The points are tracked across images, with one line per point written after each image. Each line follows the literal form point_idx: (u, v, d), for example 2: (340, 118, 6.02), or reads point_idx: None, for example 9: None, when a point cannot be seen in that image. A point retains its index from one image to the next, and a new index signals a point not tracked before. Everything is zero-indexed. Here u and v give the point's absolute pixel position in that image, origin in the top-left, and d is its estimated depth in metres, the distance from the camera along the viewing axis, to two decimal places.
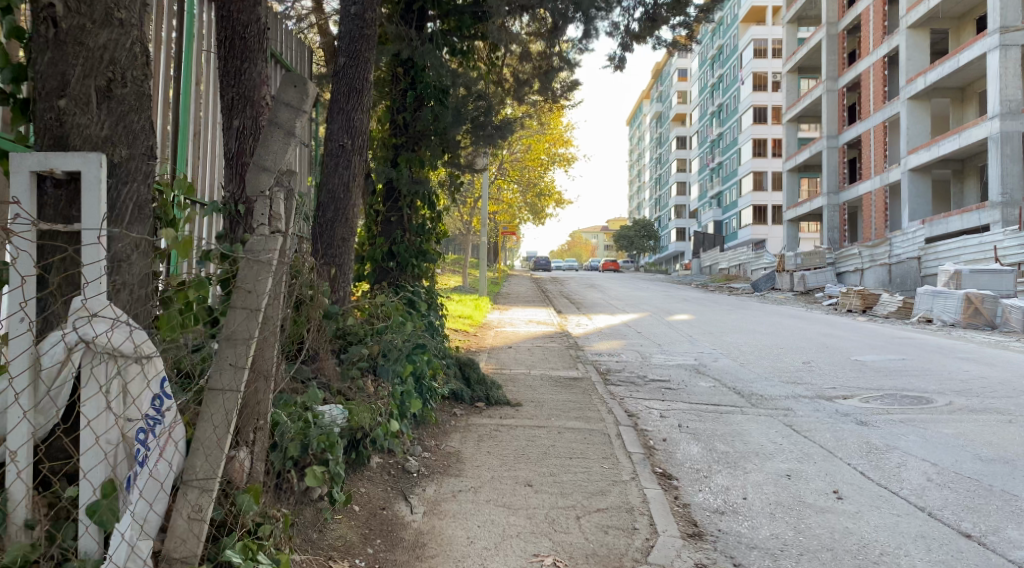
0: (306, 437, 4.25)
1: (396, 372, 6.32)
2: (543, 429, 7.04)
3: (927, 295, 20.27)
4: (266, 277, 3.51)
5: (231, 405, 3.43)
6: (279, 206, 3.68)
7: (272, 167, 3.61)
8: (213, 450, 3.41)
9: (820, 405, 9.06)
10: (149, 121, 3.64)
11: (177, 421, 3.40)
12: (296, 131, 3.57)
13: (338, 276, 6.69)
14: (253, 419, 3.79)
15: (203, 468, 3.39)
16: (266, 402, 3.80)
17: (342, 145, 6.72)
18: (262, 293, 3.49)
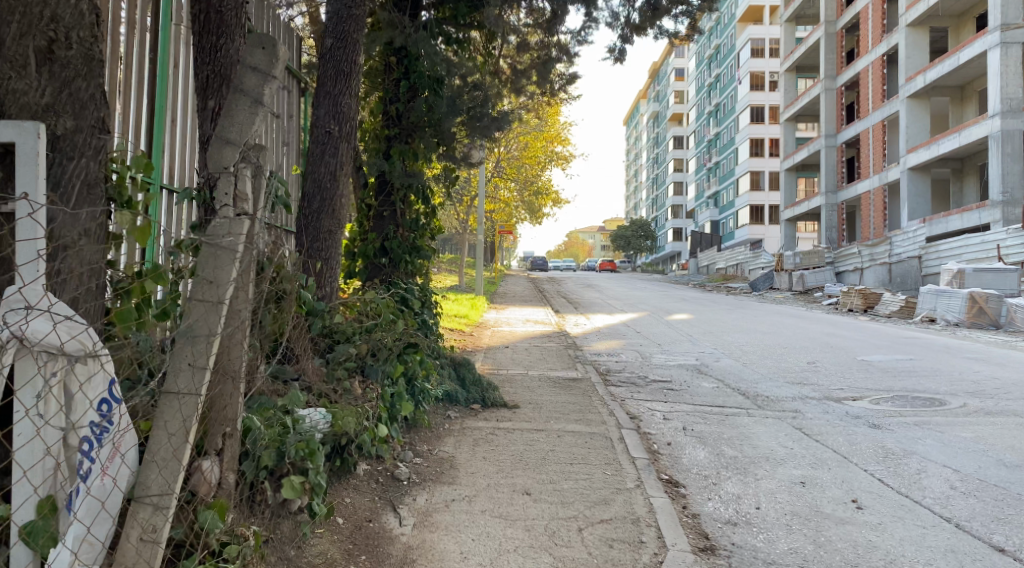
0: (283, 444, 3.91)
1: (384, 374, 5.97)
2: (542, 432, 6.67)
3: (931, 294, 19.91)
4: (229, 265, 3.27)
5: (189, 410, 3.18)
6: (245, 184, 3.37)
7: (237, 139, 3.32)
8: (170, 463, 3.15)
9: (829, 407, 8.70)
10: (98, 89, 3.62)
11: (127, 427, 3.15)
12: (264, 98, 3.31)
13: (327, 273, 6.32)
14: (221, 423, 3.44)
15: (157, 483, 3.14)
16: (234, 405, 3.44)
17: (329, 131, 6.34)
18: (223, 285, 3.25)
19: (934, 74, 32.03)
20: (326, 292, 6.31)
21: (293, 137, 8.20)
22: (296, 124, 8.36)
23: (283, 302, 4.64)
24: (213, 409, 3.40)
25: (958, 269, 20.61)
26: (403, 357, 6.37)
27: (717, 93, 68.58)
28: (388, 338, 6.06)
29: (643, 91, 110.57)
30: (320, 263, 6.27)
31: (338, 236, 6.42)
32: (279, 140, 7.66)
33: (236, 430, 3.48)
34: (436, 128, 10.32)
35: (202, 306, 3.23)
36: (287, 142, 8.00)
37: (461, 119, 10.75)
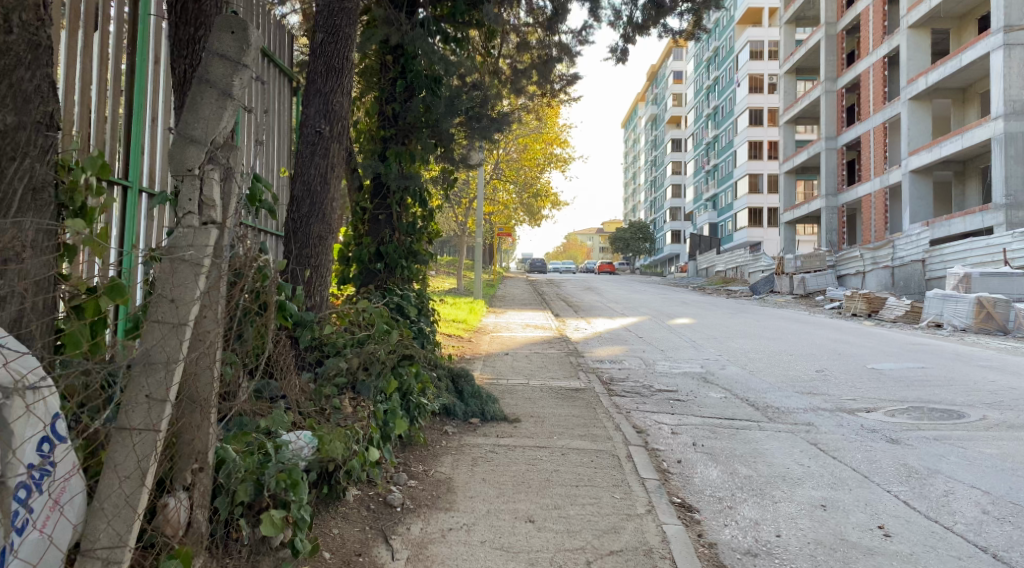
0: (261, 476, 3.60)
1: (377, 390, 5.58)
2: (545, 450, 6.30)
3: (937, 298, 19.53)
4: (192, 281, 3.12)
5: (147, 450, 3.03)
6: (213, 190, 3.25)
7: (203, 139, 3.21)
8: (123, 511, 2.99)
9: (843, 419, 8.33)
10: (45, 81, 3.56)
11: (72, 468, 2.94)
12: (232, 90, 3.19)
13: (316, 282, 5.95)
14: (191, 459, 3.27)
15: (108, 535, 2.98)
16: (205, 437, 3.28)
17: (319, 132, 5.99)
18: (187, 304, 3.09)
19: (936, 76, 31.70)
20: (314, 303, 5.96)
21: (277, 132, 7.84)
22: (282, 125, 8.04)
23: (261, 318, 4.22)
24: (180, 441, 3.24)
25: (964, 273, 20.24)
26: (398, 371, 6.08)
27: (715, 96, 68.19)
28: (381, 351, 5.66)
29: (641, 93, 110.04)
30: (311, 272, 5.93)
31: (330, 241, 6.07)
32: (257, 137, 7.26)
33: (206, 465, 3.31)
34: (433, 128, 9.96)
35: (161, 328, 3.07)
36: (268, 139, 7.62)
37: (460, 120, 10.38)
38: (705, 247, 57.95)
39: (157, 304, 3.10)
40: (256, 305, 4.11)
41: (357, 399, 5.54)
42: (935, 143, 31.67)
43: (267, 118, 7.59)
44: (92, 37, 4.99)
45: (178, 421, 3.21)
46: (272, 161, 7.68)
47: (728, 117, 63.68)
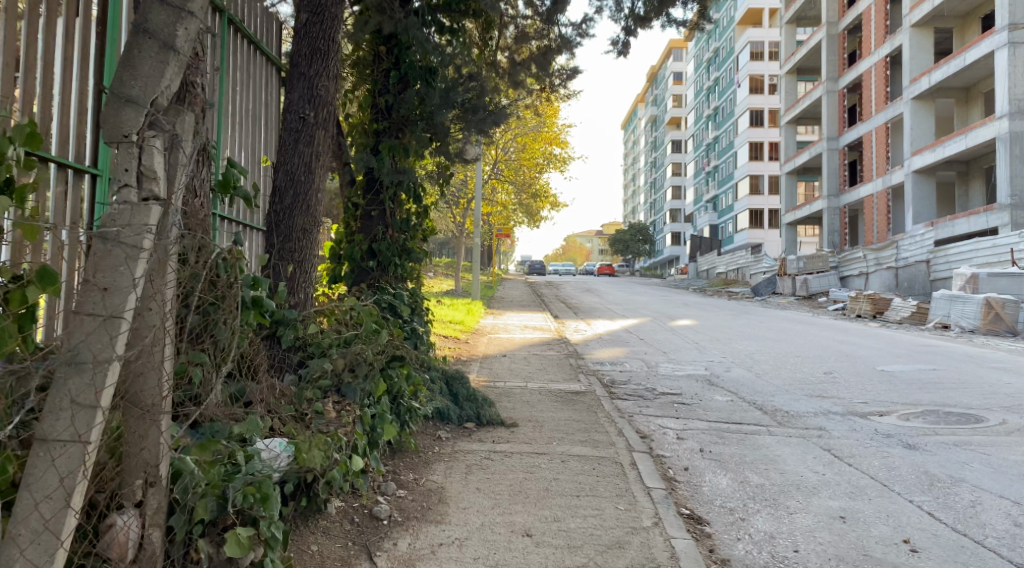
0: (226, 491, 3.38)
1: (364, 393, 5.20)
2: (544, 456, 5.95)
3: (944, 299, 19.17)
4: (130, 266, 3.07)
5: (75, 460, 2.94)
6: (155, 159, 3.21)
7: (140, 99, 3.15)
8: (49, 530, 2.90)
9: (856, 423, 7.96)
10: None
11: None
12: (175, 41, 3.20)
13: (300, 278, 5.61)
14: (141, 469, 3.19)
15: (30, 554, 2.88)
16: (153, 442, 3.20)
17: (303, 118, 5.64)
18: (122, 291, 3.04)
19: (939, 75, 31.35)
20: (298, 301, 5.61)
21: (261, 121, 7.55)
22: (268, 114, 7.73)
23: (222, 310, 4.01)
24: (127, 456, 3.19)
25: (971, 274, 19.89)
26: (387, 372, 5.73)
27: (716, 97, 67.84)
28: (370, 353, 5.26)
29: (641, 94, 109.63)
30: (293, 267, 5.59)
31: (316, 236, 5.72)
32: (233, 128, 6.91)
33: (157, 479, 3.21)
34: (429, 120, 9.61)
35: (91, 322, 3.01)
36: (251, 127, 7.32)
37: (456, 112, 10.01)
38: (706, 248, 57.58)
39: (88, 295, 3.05)
40: (214, 296, 3.95)
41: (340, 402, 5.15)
42: (938, 143, 31.31)
43: (248, 107, 7.29)
44: (56, 21, 4.74)
45: (119, 428, 3.17)
46: (255, 152, 7.38)
47: (728, 118, 63.34)
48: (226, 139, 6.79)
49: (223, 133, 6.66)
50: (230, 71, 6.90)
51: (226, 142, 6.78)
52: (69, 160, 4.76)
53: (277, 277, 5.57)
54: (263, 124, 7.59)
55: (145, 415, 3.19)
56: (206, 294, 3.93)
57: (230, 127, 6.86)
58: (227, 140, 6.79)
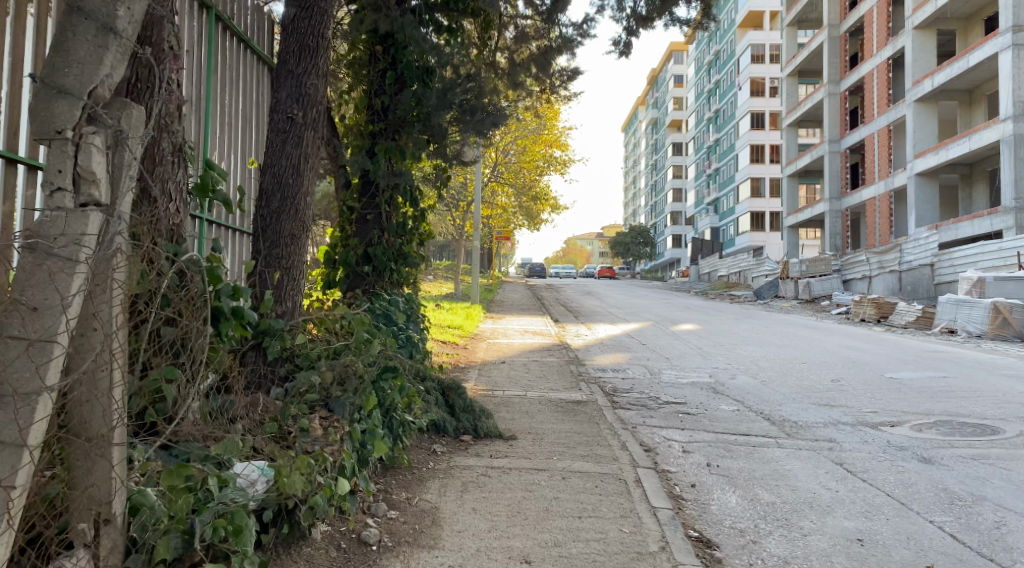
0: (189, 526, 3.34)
1: (352, 410, 4.85)
2: (544, 473, 5.67)
3: (950, 303, 18.86)
4: (69, 279, 3.09)
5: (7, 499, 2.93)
6: (94, 162, 3.19)
7: (75, 89, 3.19)
8: None
9: (868, 435, 7.68)
10: None
11: None
12: (113, 23, 3.26)
13: (288, 286, 5.31)
14: (90, 508, 3.19)
15: None
16: (98, 475, 3.21)
17: (291, 118, 5.35)
18: (52, 309, 3.04)
19: (942, 77, 31.06)
20: (285, 311, 5.30)
21: (252, 122, 7.31)
22: (260, 115, 7.46)
23: (183, 321, 3.77)
24: (74, 489, 3.20)
25: (978, 278, 19.60)
26: (378, 385, 5.46)
27: (716, 99, 67.56)
28: (360, 366, 4.94)
29: (642, 97, 109.37)
30: (279, 274, 5.29)
31: (304, 243, 5.42)
32: (218, 132, 6.66)
33: (111, 516, 3.21)
34: (425, 121, 9.34)
35: (17, 346, 3.01)
36: (237, 126, 7.04)
37: (454, 113, 9.71)
38: (707, 251, 57.22)
39: (18, 316, 3.04)
40: (181, 310, 3.77)
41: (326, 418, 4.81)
42: (941, 146, 31.04)
43: (238, 107, 7.05)
44: (4, 22, 4.60)
45: (64, 458, 3.19)
46: (242, 153, 7.09)
47: (729, 121, 63.04)
48: (211, 143, 6.54)
49: (206, 138, 6.42)
50: (217, 71, 6.63)
51: (211, 147, 6.52)
52: (19, 156, 4.65)
53: (263, 286, 5.28)
54: (253, 124, 7.35)
55: (89, 448, 3.21)
56: (165, 308, 3.72)
57: (216, 131, 6.61)
58: (212, 144, 6.53)
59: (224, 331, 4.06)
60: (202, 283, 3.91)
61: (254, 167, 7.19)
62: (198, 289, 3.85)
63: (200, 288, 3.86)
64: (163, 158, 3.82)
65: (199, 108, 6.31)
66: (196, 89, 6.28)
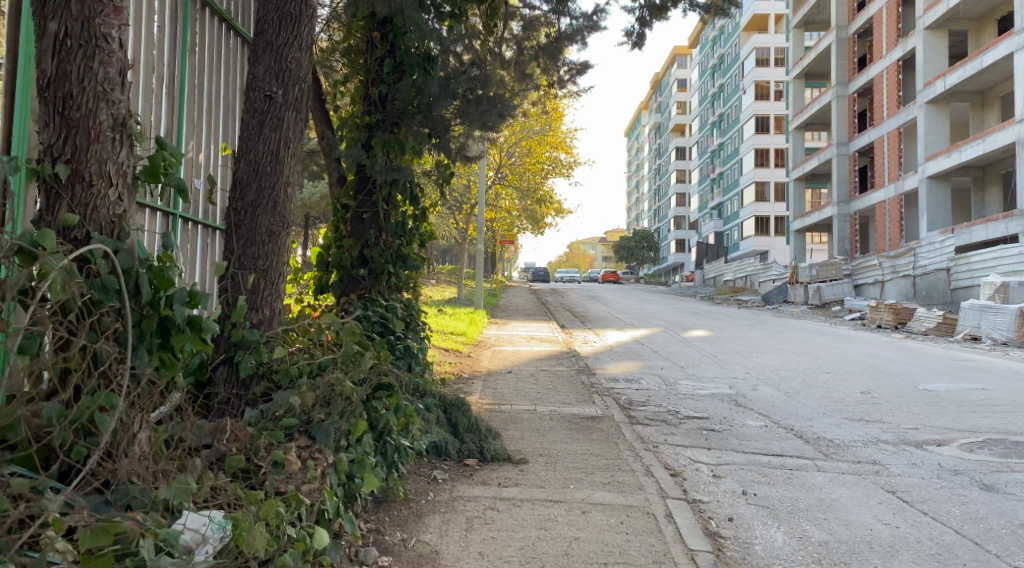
0: None
1: (335, 436, 4.14)
2: (561, 506, 4.95)
3: (974, 309, 18.13)
4: None
5: None
6: None
7: None
8: None
9: (917, 456, 6.95)
10: None
11: None
12: None
13: (265, 287, 4.60)
14: None
15: None
16: None
17: (270, 96, 4.62)
18: None
19: (955, 78, 30.30)
20: (260, 321, 4.59)
21: (233, 111, 6.66)
22: (234, 97, 6.68)
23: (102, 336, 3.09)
24: None
25: (1001, 283, 18.85)
26: (370, 405, 4.81)
27: (721, 103, 66.66)
28: (347, 386, 4.23)
29: (643, 99, 108.55)
30: (255, 277, 4.58)
31: (285, 240, 4.70)
32: (195, 119, 6.10)
33: None
34: (427, 112, 8.62)
35: None
36: (211, 107, 6.35)
37: (457, 102, 8.94)
38: (712, 255, 56.42)
39: None
40: (100, 321, 3.08)
41: (303, 445, 4.08)
42: (954, 148, 30.25)
43: (215, 90, 6.39)
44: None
45: None
46: (214, 138, 6.39)
47: (734, 124, 62.23)
48: (188, 131, 5.99)
49: (182, 124, 5.88)
50: (192, 50, 6.03)
51: (187, 137, 5.98)
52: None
53: (236, 290, 4.56)
54: (233, 110, 6.65)
55: None
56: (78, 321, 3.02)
57: (191, 117, 6.03)
58: (186, 133, 5.96)
59: (177, 346, 3.33)
60: (147, 287, 3.20)
61: (227, 153, 6.49)
62: (131, 293, 3.15)
63: (139, 292, 3.15)
64: (99, 133, 3.13)
65: (171, 91, 5.74)
66: (168, 69, 5.71)
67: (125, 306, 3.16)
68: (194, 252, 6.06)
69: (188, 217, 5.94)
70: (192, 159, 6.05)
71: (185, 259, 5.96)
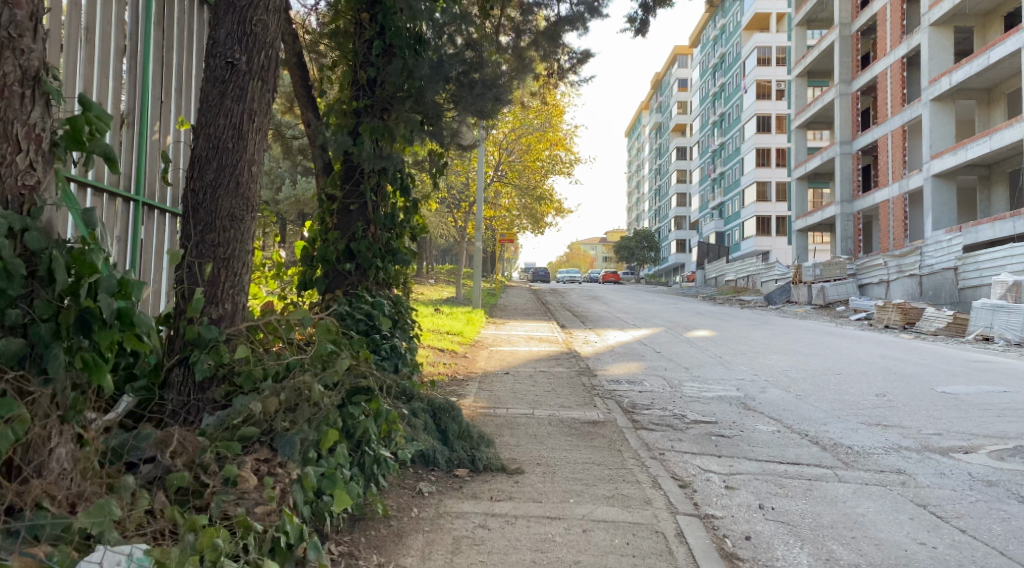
0: None
1: (301, 447, 3.66)
2: (558, 524, 4.45)
3: (986, 309, 17.63)
4: None
5: None
6: None
7: None
8: None
9: (944, 465, 6.44)
10: None
11: None
12: None
13: (227, 277, 4.09)
14: None
15: None
16: None
17: (231, 63, 4.10)
18: None
19: (961, 75, 29.74)
20: (216, 317, 4.07)
21: (190, 86, 5.97)
22: (201, 72, 6.13)
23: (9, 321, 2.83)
24: None
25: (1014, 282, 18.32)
26: (347, 410, 4.31)
27: (722, 102, 66.04)
28: (316, 389, 3.74)
29: (643, 100, 107.79)
30: (214, 266, 4.06)
31: (250, 226, 4.19)
32: (162, 98, 5.63)
33: None
34: (418, 97, 8.09)
35: None
36: (180, 81, 5.85)
37: (450, 87, 8.39)
38: (714, 255, 55.82)
39: None
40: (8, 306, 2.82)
41: (264, 458, 3.60)
42: (960, 146, 29.71)
43: (183, 63, 5.88)
44: None
45: None
46: (181, 115, 5.88)
47: (735, 124, 61.62)
48: (153, 110, 5.53)
49: (146, 102, 5.43)
50: (159, 22, 5.56)
51: (153, 117, 5.52)
52: None
53: (192, 282, 4.05)
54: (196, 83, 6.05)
55: None
56: None
57: (156, 95, 5.56)
58: (151, 112, 5.49)
59: (103, 342, 2.97)
60: (64, 269, 2.90)
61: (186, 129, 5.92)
62: (45, 274, 2.88)
63: (57, 275, 2.85)
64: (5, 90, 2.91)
65: (133, 65, 5.29)
66: (129, 41, 5.26)
67: (40, 294, 2.89)
68: (154, 242, 5.60)
69: (149, 203, 5.49)
70: (156, 140, 5.58)
71: (145, 249, 5.51)
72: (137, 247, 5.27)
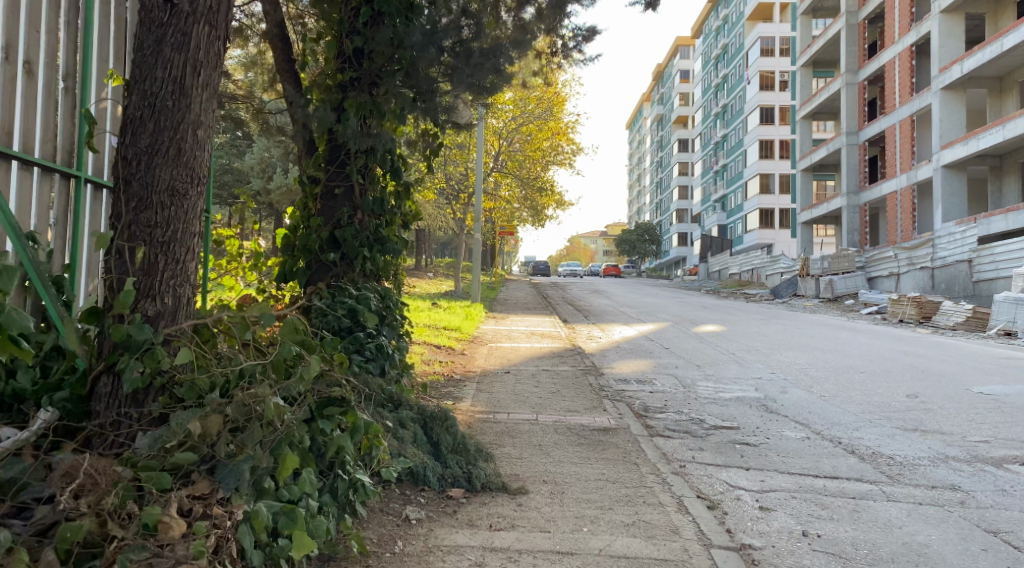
0: None
1: (250, 478, 2.97)
2: (571, 561, 3.73)
3: (1008, 303, 16.89)
4: None
5: None
6: None
7: None
8: None
9: (1003, 480, 5.71)
10: None
11: None
12: None
13: (166, 266, 3.35)
14: None
15: None
16: None
17: (170, 1, 3.33)
18: None
19: (972, 63, 28.84)
20: (152, 315, 3.32)
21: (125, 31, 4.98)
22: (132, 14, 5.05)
23: None
24: None
25: None
26: (317, 426, 3.58)
27: (725, 94, 65.01)
28: (271, 402, 3.01)
29: (643, 93, 106.62)
30: (149, 251, 3.32)
31: (197, 202, 3.45)
32: (112, 59, 4.87)
33: None
34: (410, 69, 7.28)
35: None
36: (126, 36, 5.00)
37: (444, 58, 7.57)
38: (716, 248, 55.00)
39: None
40: None
41: (200, 494, 2.88)
42: (971, 135, 28.85)
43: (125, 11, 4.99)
44: None
45: None
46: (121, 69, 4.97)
47: (737, 115, 60.71)
48: (100, 73, 4.77)
49: (90, 63, 4.67)
50: None
51: (99, 81, 4.76)
52: None
53: (121, 271, 3.33)
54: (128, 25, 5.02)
55: None
56: None
57: (104, 55, 4.80)
58: (97, 75, 4.73)
59: None
60: None
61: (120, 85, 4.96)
62: None
63: None
64: None
65: (73, 20, 4.55)
66: None
67: None
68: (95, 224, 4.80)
69: (94, 180, 4.74)
70: (104, 109, 4.81)
71: (87, 233, 4.72)
72: (78, 232, 4.53)
